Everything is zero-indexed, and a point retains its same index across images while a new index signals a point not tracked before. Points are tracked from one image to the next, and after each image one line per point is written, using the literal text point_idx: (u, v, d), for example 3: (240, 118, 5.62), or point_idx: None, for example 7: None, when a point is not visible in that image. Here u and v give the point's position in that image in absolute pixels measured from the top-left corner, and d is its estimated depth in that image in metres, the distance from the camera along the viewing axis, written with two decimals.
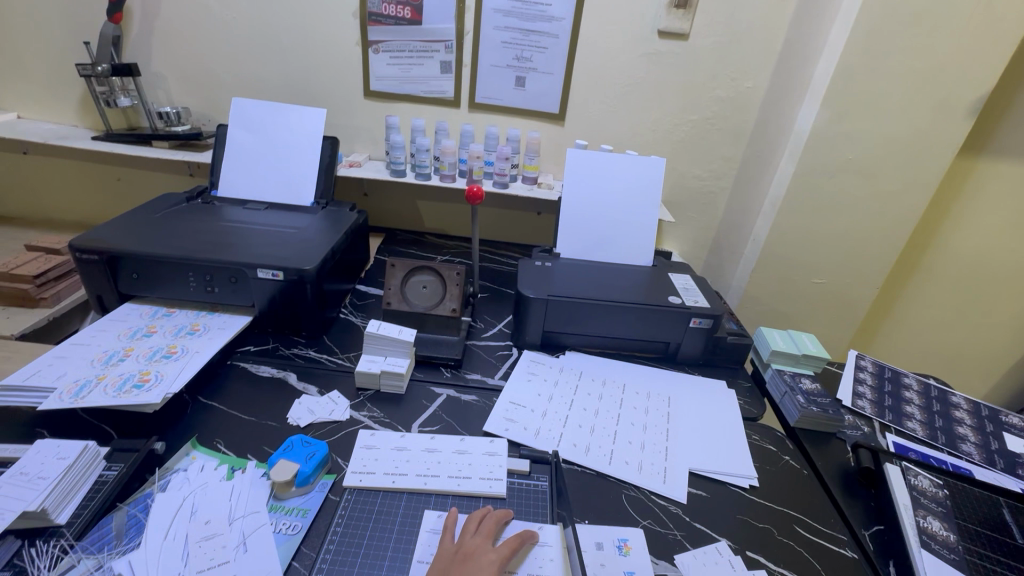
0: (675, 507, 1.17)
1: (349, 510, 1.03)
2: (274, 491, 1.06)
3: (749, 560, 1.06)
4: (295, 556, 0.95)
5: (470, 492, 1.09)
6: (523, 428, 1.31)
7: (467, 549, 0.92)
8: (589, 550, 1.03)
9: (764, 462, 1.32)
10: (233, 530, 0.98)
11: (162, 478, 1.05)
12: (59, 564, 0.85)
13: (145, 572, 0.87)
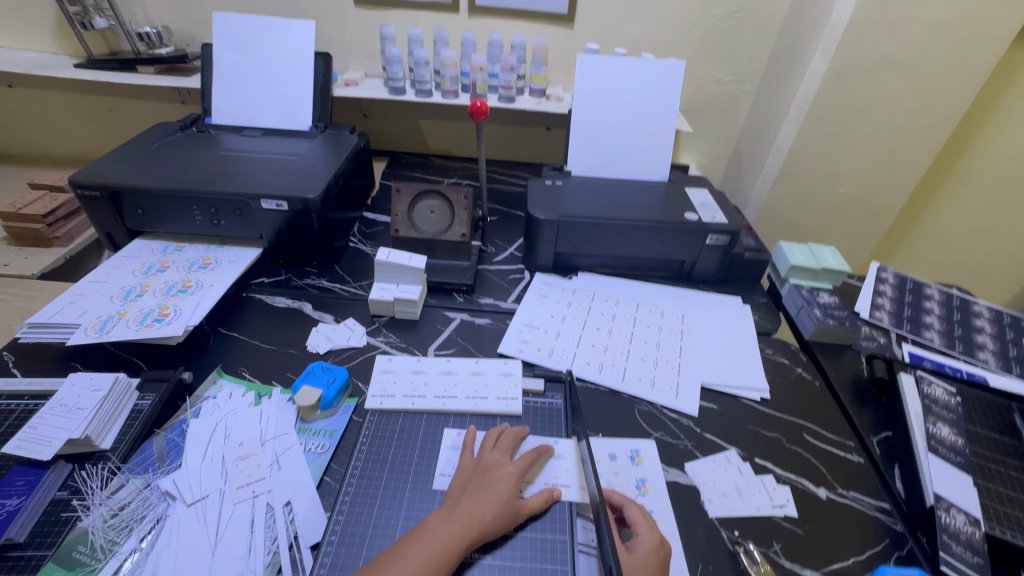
0: (686, 419, 1.20)
1: (372, 430, 1.08)
2: (300, 415, 1.12)
3: (756, 467, 1.11)
4: (326, 472, 1.02)
5: (488, 411, 1.13)
6: (537, 349, 1.33)
7: (486, 464, 0.97)
8: (602, 461, 1.09)
9: (777, 376, 1.34)
10: (265, 450, 1.04)
11: (194, 405, 1.10)
12: (110, 484, 0.92)
13: (188, 490, 0.95)
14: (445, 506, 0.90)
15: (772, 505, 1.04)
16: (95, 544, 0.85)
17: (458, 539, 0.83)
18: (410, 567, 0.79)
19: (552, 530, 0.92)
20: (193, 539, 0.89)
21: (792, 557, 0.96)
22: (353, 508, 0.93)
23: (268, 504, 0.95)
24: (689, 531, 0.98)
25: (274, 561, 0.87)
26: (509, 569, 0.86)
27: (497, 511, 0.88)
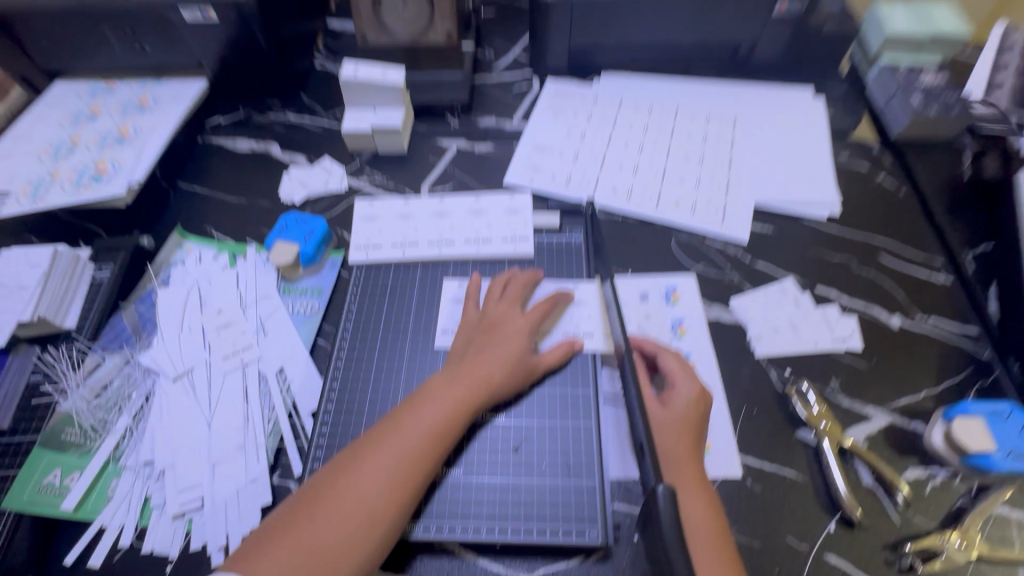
0: (733, 248, 1.00)
1: (361, 286, 0.94)
2: (281, 275, 0.96)
3: (816, 298, 0.94)
4: (319, 334, 0.91)
5: (493, 256, 0.95)
6: (550, 176, 1.09)
7: (492, 318, 0.82)
8: (631, 303, 0.93)
9: (850, 186, 1.08)
10: (248, 316, 0.92)
11: (162, 273, 0.96)
12: (84, 365, 0.85)
13: (170, 364, 0.86)
14: (447, 368, 0.77)
15: (833, 340, 0.89)
16: (84, 426, 0.81)
17: (463, 404, 0.72)
18: (413, 438, 0.68)
19: (573, 385, 0.81)
20: (186, 414, 0.82)
21: (851, 394, 0.84)
22: (348, 374, 0.84)
23: (260, 373, 0.86)
24: (732, 373, 0.86)
25: (274, 431, 0.82)
26: (525, 427, 0.78)
27: (506, 371, 0.77)
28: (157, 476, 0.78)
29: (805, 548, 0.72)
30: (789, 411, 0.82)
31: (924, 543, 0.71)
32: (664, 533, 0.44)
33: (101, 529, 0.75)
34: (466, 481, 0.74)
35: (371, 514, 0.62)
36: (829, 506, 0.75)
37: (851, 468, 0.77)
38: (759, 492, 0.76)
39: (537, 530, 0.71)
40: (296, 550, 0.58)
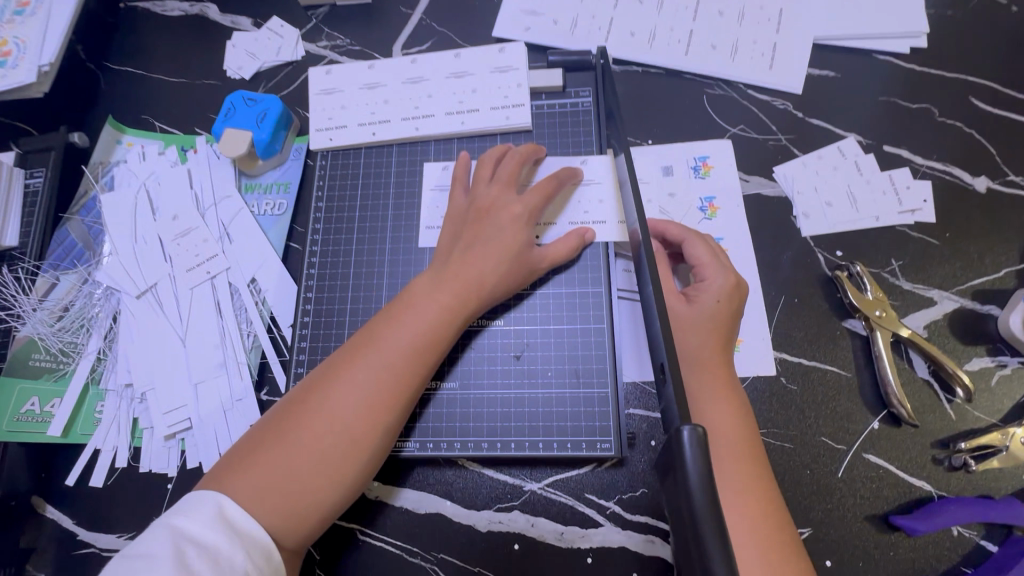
0: (781, 102, 0.80)
1: (328, 178, 0.79)
2: (239, 170, 0.82)
3: (883, 161, 0.76)
4: (290, 237, 0.80)
5: (482, 131, 0.78)
6: (551, 21, 0.86)
7: (483, 206, 0.68)
8: (651, 180, 0.77)
9: (944, 7, 0.82)
10: (208, 221, 0.80)
11: (104, 176, 0.83)
12: (37, 286, 0.77)
13: (130, 280, 0.77)
14: (432, 268, 0.65)
15: (898, 212, 0.73)
16: (52, 350, 0.75)
17: (450, 311, 0.62)
18: (394, 351, 0.58)
19: (582, 283, 0.70)
20: (158, 332, 0.75)
21: (914, 275, 0.70)
22: (323, 281, 0.74)
23: (230, 285, 0.77)
24: (771, 258, 0.72)
25: (255, 347, 0.74)
26: (528, 332, 0.69)
27: (501, 270, 0.64)
28: (139, 398, 0.74)
29: (843, 447, 0.65)
30: (837, 299, 0.70)
31: (982, 440, 0.62)
32: (683, 475, 0.34)
33: (95, 450, 0.72)
34: (463, 395, 0.67)
35: (350, 434, 0.55)
36: (874, 403, 0.66)
37: (903, 360, 0.67)
38: (795, 391, 0.67)
39: (542, 443, 0.65)
40: (270, 473, 0.53)
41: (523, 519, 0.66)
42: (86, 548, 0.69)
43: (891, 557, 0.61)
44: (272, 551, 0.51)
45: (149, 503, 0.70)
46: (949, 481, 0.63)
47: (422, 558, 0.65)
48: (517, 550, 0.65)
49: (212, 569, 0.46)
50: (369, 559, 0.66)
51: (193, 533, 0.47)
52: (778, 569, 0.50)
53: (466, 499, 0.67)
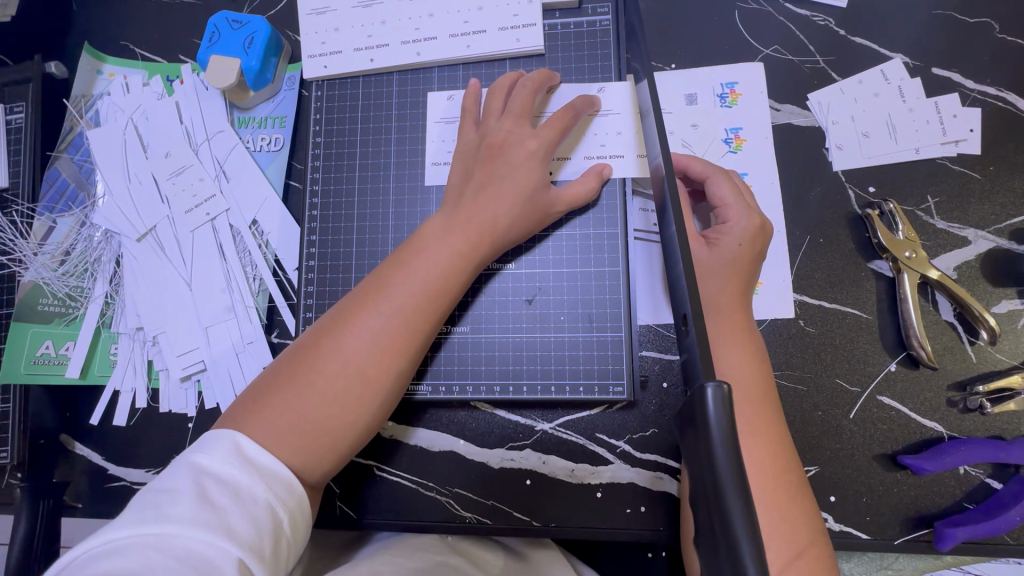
0: (822, 18, 0.72)
1: (325, 110, 0.73)
2: (230, 102, 0.77)
3: (930, 85, 0.69)
4: (289, 175, 0.76)
5: (489, 55, 0.71)
6: None
7: (493, 141, 0.63)
8: (673, 111, 0.71)
9: None
10: (203, 159, 0.76)
11: (89, 111, 0.78)
12: (35, 230, 0.75)
13: (129, 223, 0.75)
14: (443, 209, 0.62)
15: (940, 144, 0.67)
16: (59, 295, 0.75)
17: (463, 255, 0.59)
18: (406, 296, 0.57)
19: (597, 224, 0.66)
20: (163, 276, 0.74)
21: (949, 213, 0.66)
22: (327, 223, 0.71)
23: (232, 227, 0.75)
24: (798, 195, 0.68)
25: (262, 290, 0.73)
26: (541, 276, 0.66)
27: (514, 212, 0.61)
28: (152, 342, 0.74)
29: (856, 390, 0.64)
30: (865, 239, 0.67)
31: (1000, 383, 0.61)
32: (706, 432, 0.34)
33: (115, 391, 0.74)
34: (474, 339, 0.67)
35: (363, 378, 0.55)
36: (894, 346, 0.65)
37: (928, 303, 0.65)
38: (813, 334, 0.66)
39: (554, 386, 0.65)
40: (286, 415, 0.53)
41: (535, 457, 0.67)
42: (117, 481, 0.72)
43: (895, 493, 0.62)
44: (293, 483, 0.50)
45: (173, 440, 0.72)
46: (961, 422, 0.63)
47: (438, 492, 0.68)
48: (528, 485, 0.67)
49: (234, 502, 0.45)
50: (386, 493, 0.69)
51: (212, 469, 0.47)
52: (788, 510, 0.51)
53: (478, 438, 0.68)
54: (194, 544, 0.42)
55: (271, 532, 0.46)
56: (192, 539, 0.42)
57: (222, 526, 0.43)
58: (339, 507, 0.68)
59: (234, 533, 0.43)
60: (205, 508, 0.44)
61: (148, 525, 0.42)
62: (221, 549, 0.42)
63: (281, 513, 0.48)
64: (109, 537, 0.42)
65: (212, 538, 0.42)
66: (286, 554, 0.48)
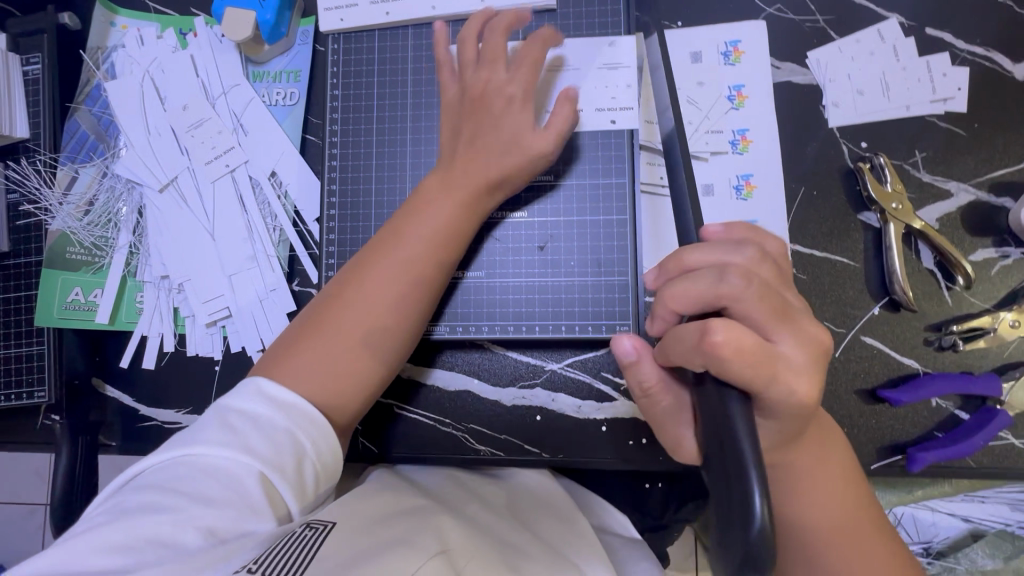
0: None
1: (341, 63, 0.75)
2: (245, 56, 0.78)
3: (922, 44, 0.72)
4: (306, 129, 0.78)
5: (501, 10, 0.73)
6: None
7: (502, 91, 0.65)
8: (678, 67, 0.74)
9: None
10: (221, 111, 0.78)
11: (104, 62, 0.79)
12: (59, 180, 0.77)
13: (150, 174, 0.77)
14: (439, 167, 0.66)
15: (930, 101, 0.71)
16: (86, 244, 0.77)
17: (466, 208, 0.63)
18: (415, 247, 0.61)
19: (605, 174, 0.70)
20: (185, 225, 0.77)
21: (935, 166, 0.71)
22: (346, 173, 0.74)
23: (251, 179, 0.77)
24: (795, 149, 0.72)
25: (282, 240, 0.76)
26: (551, 225, 0.70)
27: (509, 163, 0.64)
28: (178, 289, 0.77)
29: (842, 331, 0.70)
30: (855, 192, 0.71)
31: (973, 324, 0.67)
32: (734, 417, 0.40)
33: (143, 337, 0.77)
34: (489, 284, 0.71)
35: (383, 323, 0.60)
36: (878, 291, 0.70)
37: (911, 250, 0.70)
38: (805, 280, 0.70)
39: (564, 326, 0.69)
40: (313, 359, 0.57)
41: (544, 395, 0.73)
42: (149, 421, 0.76)
43: (873, 424, 0.68)
44: (314, 414, 0.55)
45: (200, 382, 0.76)
46: (936, 360, 0.69)
47: (454, 428, 0.73)
48: (539, 421, 0.72)
49: (255, 427, 0.51)
50: (406, 429, 0.74)
51: (236, 403, 0.53)
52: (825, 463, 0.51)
53: (491, 378, 0.73)
54: (217, 461, 0.49)
55: (291, 453, 0.51)
56: (215, 457, 0.49)
57: (242, 447, 0.49)
58: (362, 442, 0.74)
59: (253, 453, 0.49)
60: (227, 432, 0.50)
61: (183, 446, 0.50)
62: (242, 464, 0.48)
63: (302, 438, 0.53)
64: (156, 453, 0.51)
65: (233, 457, 0.49)
66: (311, 472, 0.53)
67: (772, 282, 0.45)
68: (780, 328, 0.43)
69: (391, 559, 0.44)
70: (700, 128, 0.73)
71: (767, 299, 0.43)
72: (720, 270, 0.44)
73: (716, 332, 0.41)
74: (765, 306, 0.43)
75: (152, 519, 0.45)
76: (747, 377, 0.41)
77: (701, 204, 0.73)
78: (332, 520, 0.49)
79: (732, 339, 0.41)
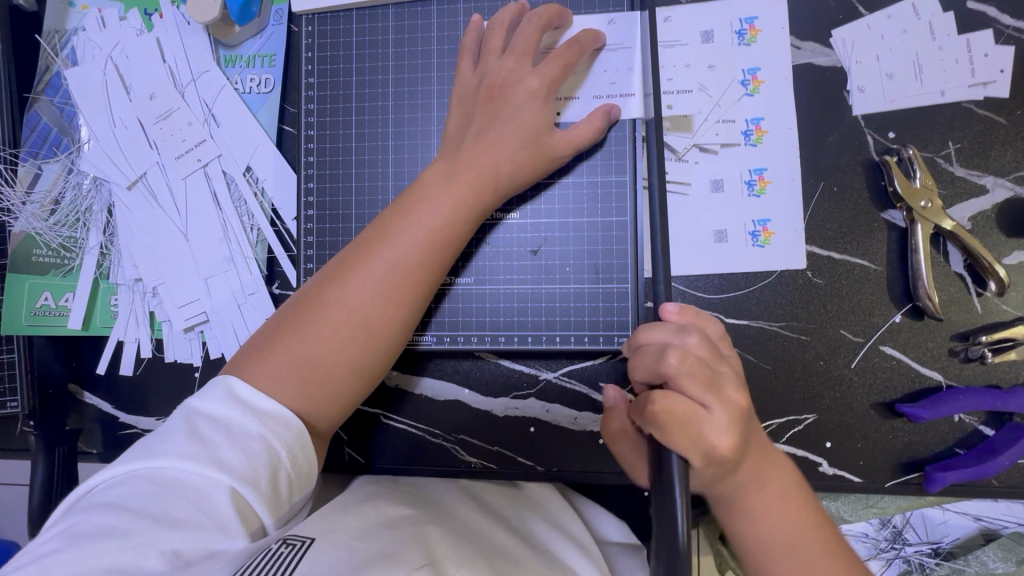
0: None
1: (316, 47, 0.69)
2: (215, 38, 0.72)
3: (963, 20, 0.64)
4: (282, 119, 0.72)
5: None
6: None
7: (494, 81, 0.60)
8: (685, 49, 0.67)
9: None
10: (190, 100, 0.72)
11: (64, 47, 0.73)
12: (21, 177, 0.73)
13: (118, 170, 0.72)
14: (443, 157, 0.60)
15: (968, 86, 0.64)
16: (53, 245, 0.73)
17: (466, 204, 0.58)
18: (406, 246, 0.56)
19: (605, 170, 0.64)
20: (156, 224, 0.72)
21: (970, 159, 0.64)
22: (324, 169, 0.68)
23: (225, 174, 0.72)
24: (815, 140, 0.66)
25: (260, 240, 0.72)
26: (546, 225, 0.65)
27: (502, 160, 0.58)
28: (151, 292, 0.73)
29: (860, 340, 0.64)
30: (880, 186, 0.65)
31: (1003, 334, 0.61)
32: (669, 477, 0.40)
33: (119, 341, 0.74)
34: (478, 290, 0.66)
35: (365, 327, 0.55)
36: (900, 298, 0.64)
37: (938, 253, 0.64)
38: (821, 285, 0.65)
39: (559, 336, 0.65)
40: (290, 361, 0.53)
41: (538, 405, 0.69)
42: (129, 428, 0.74)
43: (889, 439, 0.64)
44: (291, 420, 0.51)
45: (180, 390, 0.73)
46: (961, 371, 0.64)
47: (444, 438, 0.70)
48: (533, 432, 0.69)
49: (225, 437, 0.47)
50: (393, 440, 0.70)
51: (206, 410, 0.49)
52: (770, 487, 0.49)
53: (481, 387, 0.70)
54: (185, 474, 0.45)
55: (266, 464, 0.48)
56: (182, 471, 0.45)
57: (211, 460, 0.45)
58: (349, 453, 0.71)
59: (224, 466, 0.45)
60: (196, 444, 0.46)
61: (148, 459, 0.46)
62: (212, 479, 0.45)
63: (277, 446, 0.49)
64: (120, 467, 0.46)
65: (202, 471, 0.45)
66: (286, 483, 0.49)
67: (709, 360, 0.45)
68: (711, 397, 0.43)
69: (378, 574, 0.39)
70: (711, 118, 0.67)
71: (699, 376, 0.43)
72: (660, 349, 0.44)
73: (654, 407, 0.42)
74: (699, 383, 0.42)
75: (109, 544, 0.41)
76: (686, 447, 0.41)
77: (710, 201, 0.67)
78: (312, 535, 0.44)
79: (666, 412, 0.41)
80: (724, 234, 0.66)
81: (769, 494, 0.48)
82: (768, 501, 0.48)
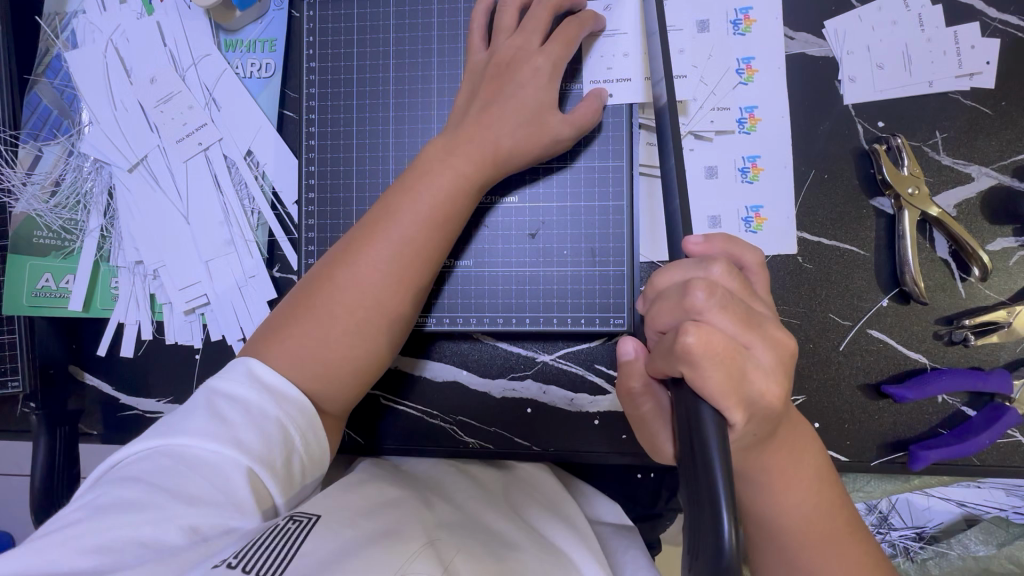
0: None
1: (318, 32, 0.69)
2: (216, 23, 0.72)
3: (951, 12, 0.66)
4: (283, 103, 0.73)
5: None
6: None
7: (501, 60, 0.61)
8: (683, 38, 0.69)
9: None
10: (192, 84, 0.73)
11: (63, 29, 0.73)
12: (22, 159, 0.74)
13: (119, 153, 0.73)
14: (444, 133, 0.61)
15: (955, 76, 0.66)
16: (54, 227, 0.74)
17: (466, 178, 0.59)
18: (410, 224, 0.57)
19: (601, 156, 0.65)
20: (157, 205, 0.73)
21: (956, 149, 0.66)
22: (325, 153, 0.69)
23: (226, 158, 0.72)
24: (806, 128, 0.67)
25: (260, 224, 0.72)
26: (544, 210, 0.66)
27: (502, 137, 0.59)
28: (152, 275, 0.73)
29: (848, 324, 0.66)
30: (870, 175, 0.66)
31: (986, 318, 0.63)
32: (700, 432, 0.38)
33: (120, 323, 0.74)
34: (477, 273, 0.67)
35: (377, 306, 0.56)
36: (888, 283, 0.66)
37: (924, 239, 0.66)
38: (811, 270, 0.67)
39: (556, 319, 0.66)
40: (304, 343, 0.54)
41: (535, 387, 0.70)
42: (130, 411, 0.74)
43: (876, 419, 0.66)
44: (303, 404, 0.52)
45: (181, 373, 0.74)
46: (945, 354, 0.66)
47: (443, 420, 0.71)
48: (529, 413, 0.70)
49: (245, 419, 0.48)
50: (394, 421, 0.72)
51: (227, 391, 0.50)
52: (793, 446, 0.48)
53: (480, 370, 0.71)
54: (204, 453, 0.45)
55: (280, 446, 0.48)
56: (203, 449, 0.46)
57: (230, 440, 0.46)
58: (348, 433, 0.72)
59: (242, 447, 0.46)
60: (216, 424, 0.47)
61: (170, 437, 0.47)
62: (230, 459, 0.45)
63: (291, 429, 0.50)
64: (142, 442, 0.47)
65: (221, 451, 0.45)
66: (300, 466, 0.50)
67: (739, 293, 0.43)
68: (750, 334, 0.41)
69: (377, 554, 0.40)
70: (706, 106, 0.68)
71: (733, 310, 0.40)
72: (684, 285, 0.41)
73: (688, 342, 0.39)
74: (734, 320, 0.40)
75: (131, 517, 0.41)
76: (718, 388, 0.38)
77: (704, 187, 0.68)
78: (317, 513, 0.44)
79: (704, 347, 0.39)
80: (718, 220, 0.68)
81: (796, 466, 0.48)
82: (790, 473, 0.48)
